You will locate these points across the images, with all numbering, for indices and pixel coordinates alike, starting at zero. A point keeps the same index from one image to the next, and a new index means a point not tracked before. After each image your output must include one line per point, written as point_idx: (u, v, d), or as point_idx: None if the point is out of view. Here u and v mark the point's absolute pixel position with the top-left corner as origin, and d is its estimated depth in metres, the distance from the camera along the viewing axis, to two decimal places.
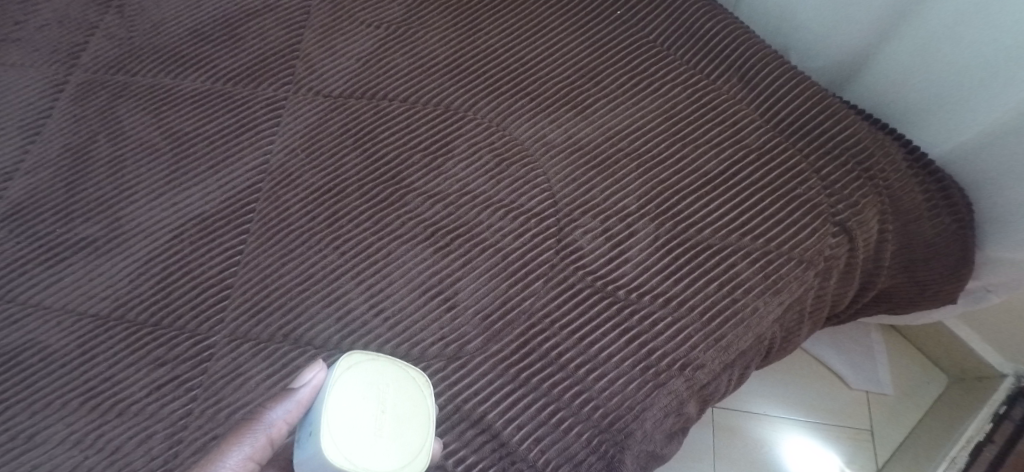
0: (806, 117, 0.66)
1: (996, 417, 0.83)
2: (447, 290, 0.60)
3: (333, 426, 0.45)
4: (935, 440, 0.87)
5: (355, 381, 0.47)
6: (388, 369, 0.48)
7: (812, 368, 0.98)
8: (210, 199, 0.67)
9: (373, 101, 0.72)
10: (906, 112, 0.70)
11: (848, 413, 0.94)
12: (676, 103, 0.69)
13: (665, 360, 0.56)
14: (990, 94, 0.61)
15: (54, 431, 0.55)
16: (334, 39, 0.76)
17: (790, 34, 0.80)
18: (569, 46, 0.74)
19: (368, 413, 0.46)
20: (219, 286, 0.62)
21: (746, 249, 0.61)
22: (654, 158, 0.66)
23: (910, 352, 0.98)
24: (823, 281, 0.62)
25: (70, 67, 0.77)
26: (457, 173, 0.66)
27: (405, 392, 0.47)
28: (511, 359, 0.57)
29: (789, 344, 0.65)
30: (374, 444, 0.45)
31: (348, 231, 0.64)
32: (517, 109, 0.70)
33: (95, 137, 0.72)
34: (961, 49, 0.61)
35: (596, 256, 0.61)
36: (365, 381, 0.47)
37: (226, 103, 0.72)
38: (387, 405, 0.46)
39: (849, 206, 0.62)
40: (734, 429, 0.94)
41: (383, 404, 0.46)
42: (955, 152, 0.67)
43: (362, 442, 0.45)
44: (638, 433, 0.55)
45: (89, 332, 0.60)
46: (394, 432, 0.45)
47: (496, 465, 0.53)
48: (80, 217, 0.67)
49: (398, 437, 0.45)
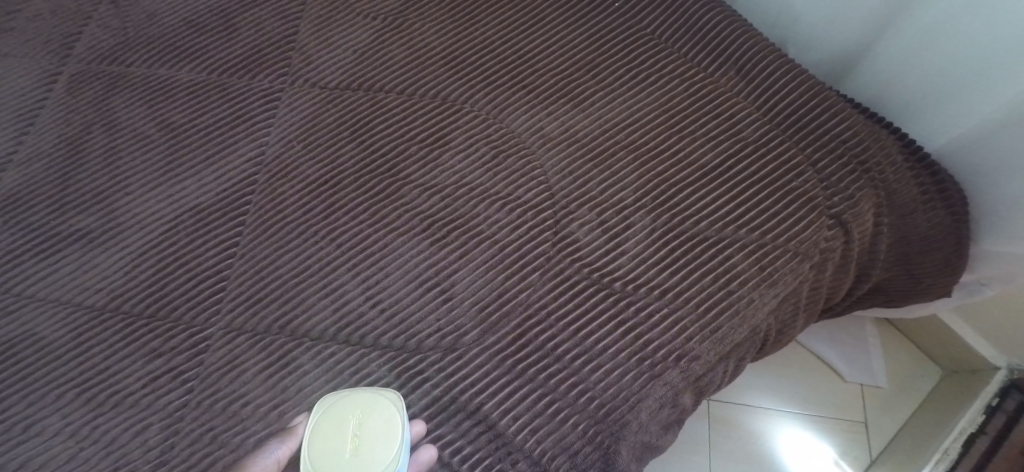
0: (803, 110, 0.66)
1: (989, 409, 0.85)
2: (444, 282, 0.60)
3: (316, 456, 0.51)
4: (929, 432, 0.87)
5: (330, 415, 0.53)
6: (365, 392, 0.54)
7: (807, 361, 0.99)
8: (205, 191, 0.66)
9: (370, 92, 0.72)
10: (902, 106, 0.70)
11: (843, 406, 0.95)
12: (673, 96, 0.69)
13: (661, 352, 0.57)
14: (985, 88, 0.61)
15: (51, 422, 0.55)
16: (331, 31, 0.76)
17: (787, 27, 0.80)
18: (566, 39, 0.74)
19: (345, 440, 0.52)
20: (215, 277, 0.62)
21: (742, 241, 0.61)
22: (651, 151, 0.66)
23: (904, 345, 0.98)
24: (818, 274, 0.62)
25: (64, 57, 0.77)
26: (453, 165, 0.66)
27: (381, 411, 0.53)
28: (507, 350, 0.57)
29: (784, 336, 0.66)
30: (353, 464, 0.51)
31: (345, 223, 0.64)
32: (514, 102, 0.70)
33: (90, 128, 0.71)
34: (957, 42, 0.61)
35: (592, 249, 0.61)
36: (345, 408, 0.53)
37: (221, 94, 0.72)
38: (360, 429, 0.52)
39: (845, 199, 0.63)
40: (729, 421, 0.95)
41: (361, 424, 0.52)
42: (950, 146, 0.67)
43: (342, 465, 0.51)
44: (634, 423, 0.55)
45: (85, 323, 0.60)
46: (368, 449, 0.51)
47: (493, 455, 0.54)
48: (75, 209, 0.66)
49: (372, 452, 0.51)
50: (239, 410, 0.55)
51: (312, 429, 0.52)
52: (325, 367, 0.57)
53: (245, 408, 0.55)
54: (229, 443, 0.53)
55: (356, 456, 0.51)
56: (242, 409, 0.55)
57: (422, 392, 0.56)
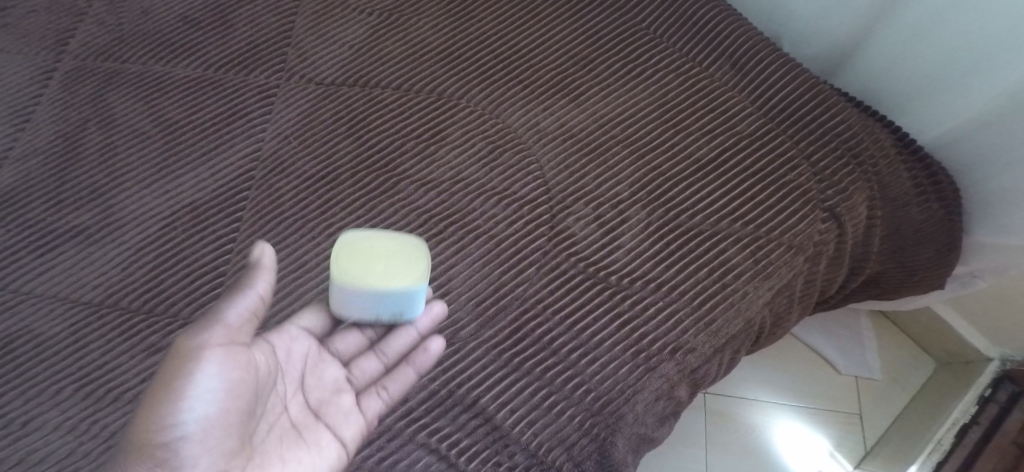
0: (797, 103, 0.67)
1: (981, 400, 0.85)
2: (440, 277, 0.60)
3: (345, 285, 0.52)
4: (923, 423, 0.88)
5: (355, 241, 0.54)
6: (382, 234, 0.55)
7: (802, 353, 0.99)
8: (202, 187, 0.66)
9: (366, 88, 0.72)
10: (895, 100, 0.71)
11: (837, 398, 0.96)
12: (668, 90, 0.69)
13: (656, 345, 0.57)
14: (977, 82, 0.61)
15: (49, 418, 0.56)
16: (326, 27, 0.76)
17: (781, 22, 0.80)
18: (562, 34, 0.74)
19: (370, 264, 0.53)
20: (212, 273, 0.62)
21: (736, 234, 0.62)
22: (646, 145, 0.66)
23: (898, 337, 0.99)
24: (812, 267, 0.63)
25: (59, 54, 0.76)
26: (450, 160, 0.66)
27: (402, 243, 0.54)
28: (504, 344, 0.57)
29: (779, 329, 0.66)
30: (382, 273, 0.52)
31: (341, 219, 0.64)
32: (510, 97, 0.70)
33: (85, 124, 0.71)
34: (949, 36, 0.62)
35: (588, 243, 0.61)
36: (368, 237, 0.54)
37: (217, 91, 0.72)
38: (386, 257, 0.53)
39: (838, 192, 0.63)
40: (725, 414, 0.95)
41: (383, 257, 0.53)
42: (943, 139, 0.68)
43: (370, 269, 0.52)
44: (630, 416, 0.56)
45: (82, 319, 0.60)
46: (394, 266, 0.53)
47: (490, 448, 0.54)
48: (71, 205, 0.66)
49: (398, 269, 0.53)
50: None
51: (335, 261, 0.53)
52: None
53: None
54: None
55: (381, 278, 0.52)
56: None
57: (419, 386, 0.56)
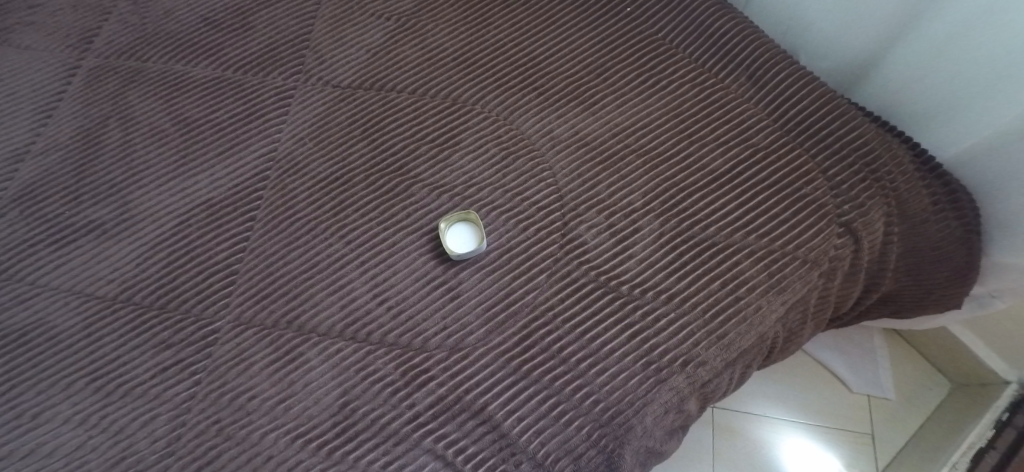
0: (815, 116, 0.66)
1: (998, 424, 0.82)
2: (450, 281, 0.61)
3: (462, 233, 0.62)
4: (938, 446, 0.86)
5: (465, 227, 0.62)
6: (469, 228, 0.62)
7: (812, 370, 0.98)
8: (217, 186, 0.67)
9: (381, 92, 0.72)
10: (915, 115, 0.70)
11: (848, 417, 0.94)
12: (684, 101, 0.69)
13: (667, 357, 0.57)
14: (995, 102, 0.61)
15: (60, 410, 0.56)
16: (345, 30, 0.77)
17: (799, 35, 0.79)
18: (578, 42, 0.74)
19: (466, 233, 0.62)
20: (225, 271, 0.62)
21: (750, 248, 0.61)
22: (660, 156, 0.66)
23: (911, 356, 0.97)
24: (827, 282, 0.62)
25: (83, 51, 0.78)
26: (463, 165, 0.66)
27: (471, 235, 0.62)
28: (513, 351, 0.57)
29: (791, 344, 0.65)
30: (465, 240, 0.61)
31: (353, 221, 0.64)
32: (525, 103, 0.70)
33: (107, 121, 0.72)
34: (965, 57, 0.62)
35: (600, 252, 0.61)
36: (467, 226, 0.62)
37: (236, 91, 0.73)
38: (466, 236, 0.62)
39: (855, 207, 0.62)
40: (733, 429, 0.94)
41: (466, 233, 0.62)
42: (961, 157, 0.67)
43: (466, 237, 0.62)
44: (638, 428, 0.55)
45: (94, 313, 0.61)
46: (466, 240, 0.61)
47: (496, 456, 0.54)
48: (89, 200, 0.67)
49: (465, 240, 0.61)
50: (245, 404, 0.56)
51: (464, 223, 0.62)
52: (331, 363, 0.57)
53: (252, 402, 0.56)
54: (235, 436, 0.54)
55: (467, 236, 0.62)
56: (249, 402, 0.56)
57: (426, 390, 0.56)
